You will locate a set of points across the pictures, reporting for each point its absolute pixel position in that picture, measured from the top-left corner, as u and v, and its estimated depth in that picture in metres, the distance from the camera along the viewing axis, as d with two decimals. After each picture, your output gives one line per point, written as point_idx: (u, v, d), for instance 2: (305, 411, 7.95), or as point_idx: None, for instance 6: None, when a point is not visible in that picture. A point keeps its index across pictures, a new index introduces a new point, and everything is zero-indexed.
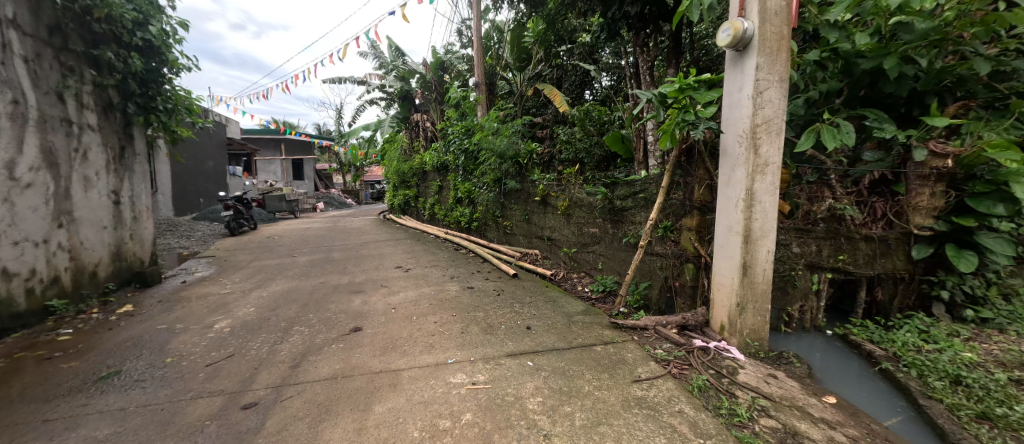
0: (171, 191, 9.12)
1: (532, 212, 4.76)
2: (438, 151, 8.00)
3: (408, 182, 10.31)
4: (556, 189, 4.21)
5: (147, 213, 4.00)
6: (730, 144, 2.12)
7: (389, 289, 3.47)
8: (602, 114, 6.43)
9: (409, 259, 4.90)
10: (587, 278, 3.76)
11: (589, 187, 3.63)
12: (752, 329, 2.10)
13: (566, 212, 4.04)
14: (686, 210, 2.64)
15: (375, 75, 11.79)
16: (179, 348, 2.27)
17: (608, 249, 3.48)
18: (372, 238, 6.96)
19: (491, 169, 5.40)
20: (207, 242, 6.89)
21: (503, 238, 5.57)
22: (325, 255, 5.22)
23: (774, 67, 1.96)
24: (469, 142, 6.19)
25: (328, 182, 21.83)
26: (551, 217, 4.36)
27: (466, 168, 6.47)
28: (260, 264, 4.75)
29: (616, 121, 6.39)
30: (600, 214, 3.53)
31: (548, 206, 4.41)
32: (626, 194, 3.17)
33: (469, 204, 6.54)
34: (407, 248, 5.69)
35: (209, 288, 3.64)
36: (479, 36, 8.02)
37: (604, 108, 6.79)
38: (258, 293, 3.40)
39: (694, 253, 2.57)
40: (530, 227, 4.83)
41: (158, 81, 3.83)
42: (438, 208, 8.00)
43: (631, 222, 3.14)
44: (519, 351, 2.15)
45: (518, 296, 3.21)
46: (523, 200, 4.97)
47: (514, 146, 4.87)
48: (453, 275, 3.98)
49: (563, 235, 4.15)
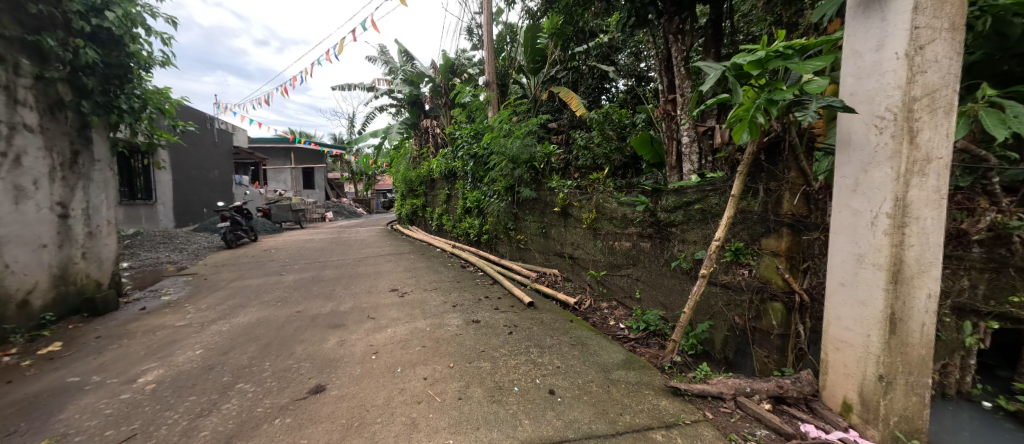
0: (171, 201, 8.79)
1: (550, 225, 4.08)
2: (446, 158, 7.42)
3: (416, 192, 9.76)
4: (578, 199, 3.52)
5: (108, 227, 3.49)
6: (862, 131, 1.40)
7: (377, 322, 2.83)
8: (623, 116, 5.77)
9: (408, 278, 4.27)
10: (620, 308, 3.03)
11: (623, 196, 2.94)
12: (903, 416, 1.35)
13: (591, 226, 3.35)
14: (767, 229, 1.91)
15: (384, 81, 11.43)
16: (68, 421, 1.65)
17: (649, 274, 2.75)
18: (373, 252, 6.38)
19: (502, 175, 4.77)
20: (198, 256, 6.41)
21: (517, 255, 4.88)
22: (316, 274, 4.62)
23: (943, 8, 1.24)
24: (478, 146, 5.60)
25: (340, 191, 21.67)
26: (573, 231, 3.67)
27: (476, 175, 5.85)
28: (239, 285, 4.18)
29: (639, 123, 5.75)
30: (638, 230, 2.81)
31: (569, 218, 3.73)
32: (675, 205, 2.46)
33: (479, 215, 5.89)
34: (409, 265, 5.07)
35: (166, 317, 3.06)
36: (490, 34, 7.51)
37: (625, 110, 6.13)
38: (218, 327, 2.80)
39: (784, 288, 1.84)
40: (548, 242, 4.14)
41: (121, 78, 3.39)
42: (446, 219, 7.41)
43: (682, 241, 2.42)
44: (540, 441, 1.45)
45: (536, 335, 2.50)
46: (540, 212, 4.29)
47: (529, 149, 4.23)
48: (456, 302, 3.31)
49: (588, 254, 3.45)
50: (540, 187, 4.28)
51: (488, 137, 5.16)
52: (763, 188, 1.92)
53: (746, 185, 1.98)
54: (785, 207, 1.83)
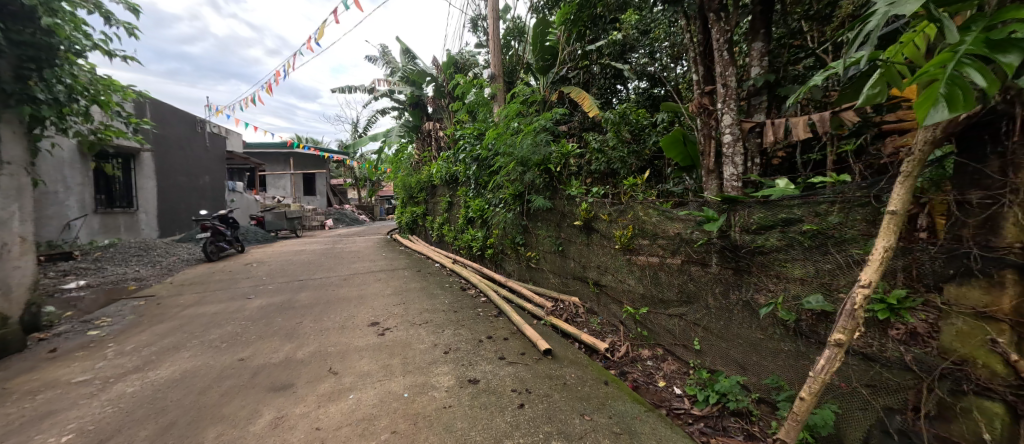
0: (154, 209, 8.20)
1: (569, 243, 3.31)
2: (447, 161, 6.71)
3: (416, 198, 9.08)
4: (606, 211, 2.76)
5: (20, 247, 2.79)
6: None
7: (338, 379, 2.08)
8: (641, 116, 5.03)
9: (395, 306, 3.54)
10: (672, 361, 2.23)
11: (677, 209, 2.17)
12: None
13: (626, 247, 2.56)
14: (961, 270, 1.14)
15: (384, 82, 10.85)
16: None
17: (715, 318, 1.97)
18: (364, 267, 5.68)
19: (509, 181, 4.04)
20: (170, 272, 5.75)
21: (527, 276, 4.11)
22: (288, 298, 3.90)
23: None
24: (482, 147, 4.89)
25: (343, 198, 21.21)
26: (599, 252, 2.90)
27: (481, 182, 5.14)
28: (193, 312, 3.47)
29: (661, 122, 4.99)
30: (697, 255, 2.03)
31: (592, 235, 2.96)
32: (764, 225, 1.69)
33: (483, 227, 5.16)
34: (400, 286, 4.34)
35: (70, 366, 2.34)
36: (495, 26, 6.83)
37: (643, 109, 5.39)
38: (125, 386, 2.07)
39: (1008, 378, 1.04)
40: (566, 264, 3.36)
41: (34, 60, 2.76)
42: (447, 228, 6.70)
43: (776, 278, 1.65)
44: None
45: (559, 413, 1.73)
46: (555, 225, 3.53)
47: (541, 149, 3.49)
48: (450, 345, 2.55)
49: (621, 282, 2.66)
50: (554, 195, 3.52)
51: (492, 137, 4.44)
52: (953, 201, 1.15)
53: (914, 197, 1.21)
54: (1007, 234, 1.05)
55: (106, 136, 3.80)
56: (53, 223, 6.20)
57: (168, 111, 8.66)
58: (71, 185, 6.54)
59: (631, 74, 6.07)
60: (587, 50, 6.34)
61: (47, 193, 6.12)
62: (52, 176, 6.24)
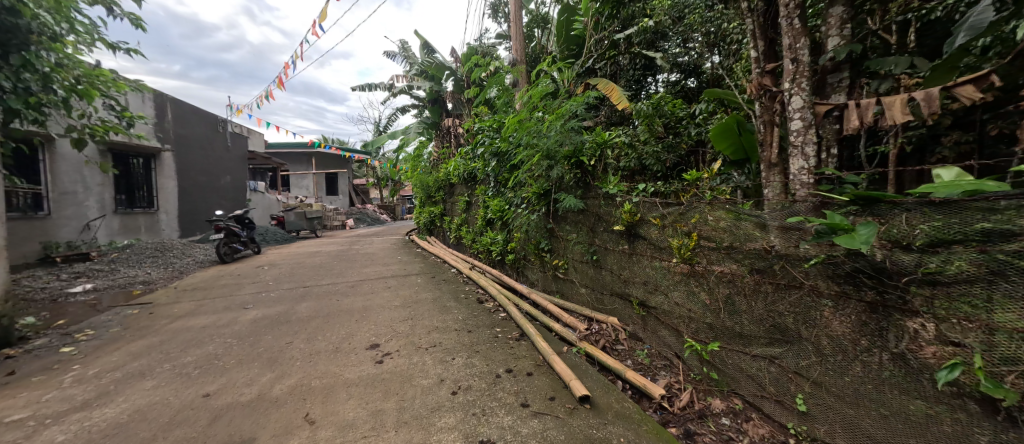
0: (175, 210, 8.19)
1: (606, 251, 2.73)
2: (465, 158, 6.24)
3: (434, 198, 8.71)
4: (658, 213, 2.16)
5: None
6: None
7: (313, 431, 1.62)
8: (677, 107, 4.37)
9: (403, 322, 3.08)
10: (759, 422, 1.64)
11: (770, 215, 1.56)
12: None
13: (687, 262, 1.95)
14: None
15: (403, 78, 10.53)
16: None
17: (836, 370, 1.37)
18: (376, 271, 5.31)
19: (534, 177, 3.48)
20: (180, 275, 5.56)
21: (554, 287, 3.56)
22: (287, 309, 3.52)
23: None
24: (502, 140, 4.37)
25: (365, 198, 21.30)
26: (647, 264, 2.30)
27: (501, 179, 4.62)
28: (182, 325, 3.13)
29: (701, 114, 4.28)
30: (806, 279, 1.43)
31: (637, 242, 2.37)
32: (938, 238, 1.09)
33: (504, 230, 4.65)
34: (411, 296, 3.90)
35: (15, 395, 1.99)
36: (517, 11, 6.29)
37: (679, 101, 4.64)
38: (59, 430, 1.68)
39: None
40: (603, 277, 2.79)
41: None
42: (464, 230, 6.23)
43: (964, 324, 1.05)
44: None
45: None
46: (588, 230, 2.95)
47: (572, 138, 2.92)
48: (459, 382, 2.03)
49: (677, 305, 2.07)
50: (588, 193, 2.94)
51: (514, 127, 3.91)
52: None
53: None
54: None
55: (96, 133, 3.53)
56: (72, 224, 6.20)
57: (189, 110, 8.65)
58: (90, 185, 6.54)
59: (667, 61, 5.37)
60: (616, 37, 5.68)
61: (65, 193, 6.12)
62: (71, 176, 6.24)
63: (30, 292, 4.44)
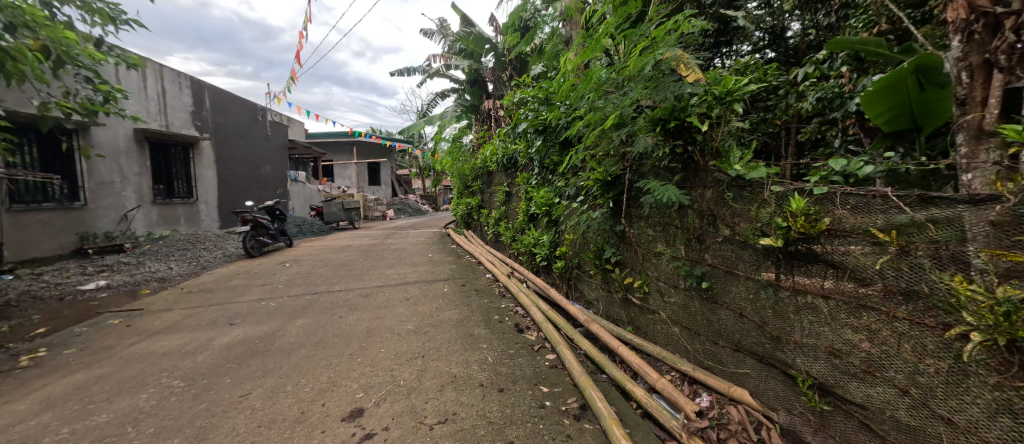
0: (215, 201, 8.12)
1: (729, 277, 1.62)
2: (504, 140, 5.25)
3: (472, 188, 7.89)
4: (894, 221, 1.01)
5: None
6: None
7: None
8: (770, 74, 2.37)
9: (409, 362, 2.19)
10: None
11: None
12: None
13: (1006, 344, 0.80)
14: None
15: (440, 58, 9.71)
16: None
17: None
18: (399, 273, 4.55)
19: (599, 155, 2.40)
20: (199, 270, 5.18)
21: (623, 315, 2.51)
22: (276, 328, 2.78)
23: None
24: (550, 112, 3.28)
25: (408, 188, 21.27)
26: (841, 320, 1.18)
27: (551, 164, 3.57)
28: (142, 349, 2.47)
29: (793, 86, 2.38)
30: None
31: (815, 273, 1.24)
32: None
33: (552, 229, 3.67)
34: (430, 313, 3.03)
35: None
36: None
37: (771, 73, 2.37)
38: None
39: None
40: (718, 320, 1.69)
41: None
42: (502, 226, 5.29)
43: None
44: None
45: None
46: (690, 240, 1.84)
47: (670, 90, 1.75)
48: None
49: (946, 424, 0.96)
50: (693, 179, 1.80)
51: (572, 88, 2.81)
52: None
53: None
54: None
55: (62, 108, 3.03)
56: (110, 214, 6.13)
57: (226, 98, 8.45)
58: (127, 175, 6.43)
59: (751, 23, 3.28)
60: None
61: (102, 183, 6.02)
62: (108, 166, 6.13)
63: (41, 289, 4.15)
